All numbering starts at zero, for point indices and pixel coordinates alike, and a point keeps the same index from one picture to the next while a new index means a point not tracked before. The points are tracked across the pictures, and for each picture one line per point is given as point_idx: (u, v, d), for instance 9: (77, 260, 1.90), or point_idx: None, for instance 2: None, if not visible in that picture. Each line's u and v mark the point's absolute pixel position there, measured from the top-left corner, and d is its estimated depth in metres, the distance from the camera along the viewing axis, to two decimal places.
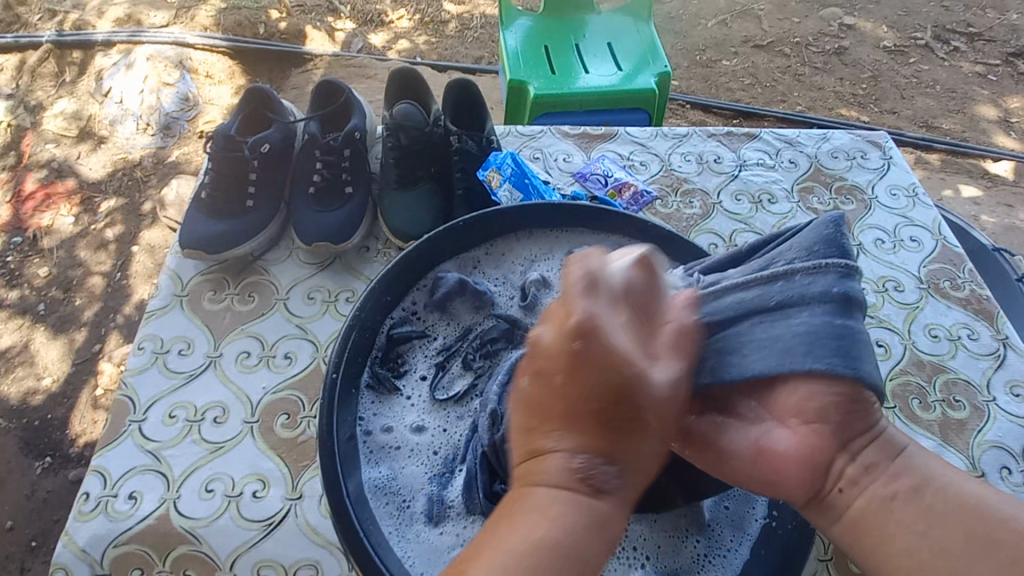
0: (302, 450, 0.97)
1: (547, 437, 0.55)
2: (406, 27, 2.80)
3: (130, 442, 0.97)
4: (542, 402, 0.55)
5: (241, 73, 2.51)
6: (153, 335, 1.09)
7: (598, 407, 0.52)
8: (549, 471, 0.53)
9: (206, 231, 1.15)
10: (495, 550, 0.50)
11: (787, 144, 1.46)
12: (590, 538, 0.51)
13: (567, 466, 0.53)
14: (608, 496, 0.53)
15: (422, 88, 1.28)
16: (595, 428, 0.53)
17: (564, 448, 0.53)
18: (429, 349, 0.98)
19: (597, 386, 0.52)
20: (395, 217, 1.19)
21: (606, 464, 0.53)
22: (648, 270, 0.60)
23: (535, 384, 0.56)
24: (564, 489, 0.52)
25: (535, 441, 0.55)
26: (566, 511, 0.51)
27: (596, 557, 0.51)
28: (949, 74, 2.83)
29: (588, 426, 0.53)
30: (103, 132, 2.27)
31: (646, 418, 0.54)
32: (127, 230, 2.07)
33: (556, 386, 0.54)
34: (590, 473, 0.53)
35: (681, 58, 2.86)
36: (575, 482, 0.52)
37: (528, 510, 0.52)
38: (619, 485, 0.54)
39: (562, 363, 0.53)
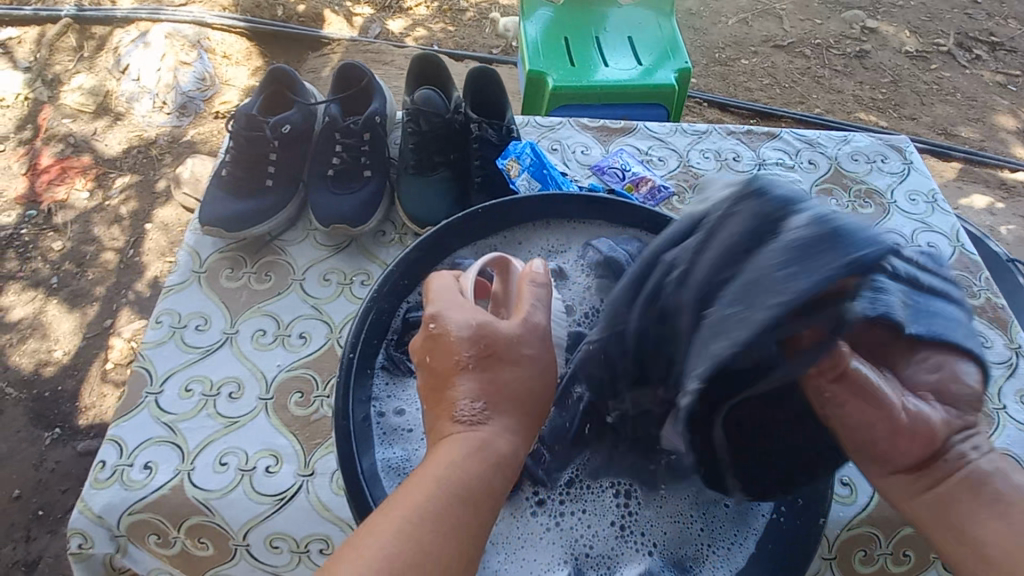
0: (315, 428, 0.98)
1: (437, 403, 0.63)
2: (424, 14, 2.79)
3: (146, 413, 0.99)
4: (428, 380, 0.64)
5: (258, 55, 2.51)
6: (171, 309, 1.10)
7: (461, 359, 0.62)
8: (451, 422, 0.61)
9: (226, 209, 1.16)
10: (402, 496, 0.56)
11: (807, 145, 1.45)
12: (474, 462, 0.58)
13: (450, 419, 0.61)
14: (485, 426, 0.61)
15: (443, 75, 1.28)
16: (478, 378, 0.62)
17: (464, 397, 0.62)
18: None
19: (473, 345, 0.63)
20: (413, 203, 1.19)
21: (478, 403, 0.62)
22: (504, 271, 0.75)
23: (427, 365, 0.64)
24: (457, 436, 0.60)
25: (440, 410, 0.62)
26: (467, 456, 0.58)
27: (488, 483, 0.58)
28: (971, 82, 2.80)
29: (474, 374, 0.62)
30: (120, 108, 2.28)
31: (506, 356, 0.63)
32: (141, 207, 2.08)
33: (430, 362, 0.64)
34: (467, 416, 0.61)
35: (700, 55, 2.84)
36: (460, 425, 0.61)
37: (437, 458, 0.58)
38: (499, 419, 0.62)
39: (440, 333, 0.64)
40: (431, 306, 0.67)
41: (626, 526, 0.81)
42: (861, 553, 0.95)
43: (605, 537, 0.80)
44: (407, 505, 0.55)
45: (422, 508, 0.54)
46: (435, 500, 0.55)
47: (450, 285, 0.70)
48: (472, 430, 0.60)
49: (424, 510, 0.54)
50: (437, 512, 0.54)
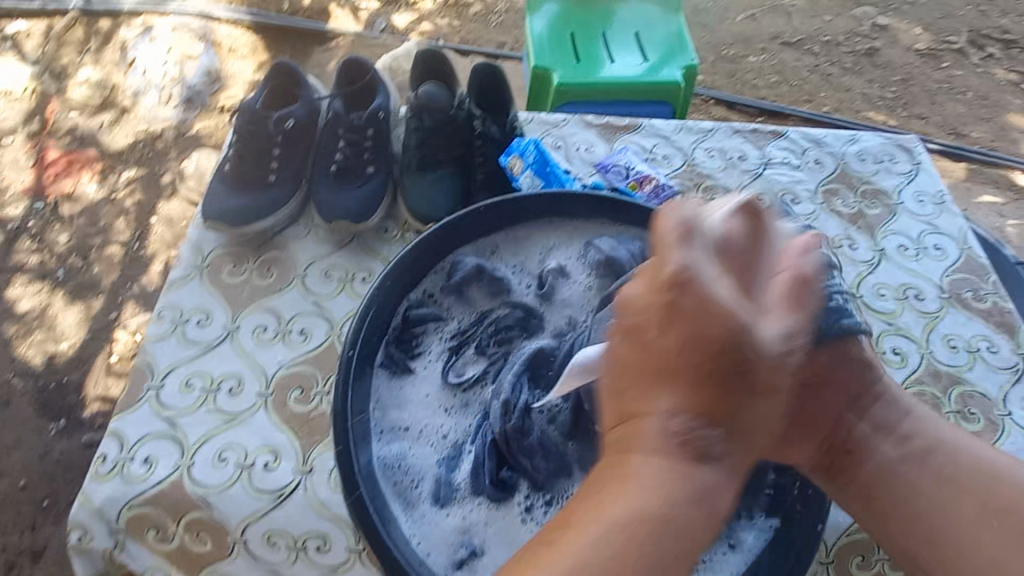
0: (314, 425, 0.98)
1: (633, 408, 0.61)
2: (430, 9, 2.77)
3: (147, 407, 0.99)
4: (630, 361, 0.61)
5: (263, 48, 2.50)
6: (173, 304, 1.10)
7: (688, 359, 0.58)
8: (649, 427, 0.60)
9: (228, 204, 1.16)
10: (608, 516, 0.57)
11: (814, 144, 1.43)
12: (687, 502, 0.58)
13: (663, 432, 0.59)
14: (707, 457, 0.60)
15: (447, 71, 1.27)
16: (696, 390, 0.59)
17: (660, 412, 0.59)
18: (442, 332, 0.97)
19: (717, 345, 0.57)
20: (414, 200, 1.19)
21: (697, 422, 0.59)
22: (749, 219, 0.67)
23: (627, 344, 0.61)
24: (662, 454, 0.59)
25: (636, 404, 0.61)
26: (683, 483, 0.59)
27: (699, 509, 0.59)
28: (982, 81, 2.76)
29: (701, 389, 0.59)
30: (126, 102, 2.29)
31: (756, 374, 0.58)
32: (146, 201, 2.09)
33: (650, 343, 0.60)
34: (681, 433, 0.59)
35: (708, 52, 2.81)
36: (675, 442, 0.59)
37: (635, 457, 0.60)
38: (723, 447, 0.61)
39: (665, 312, 0.58)
40: (651, 268, 0.61)
41: None
42: (860, 559, 0.94)
43: None
44: (622, 514, 0.57)
45: (626, 533, 0.56)
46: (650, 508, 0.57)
47: (682, 227, 0.60)
48: (687, 452, 0.60)
49: (629, 536, 0.56)
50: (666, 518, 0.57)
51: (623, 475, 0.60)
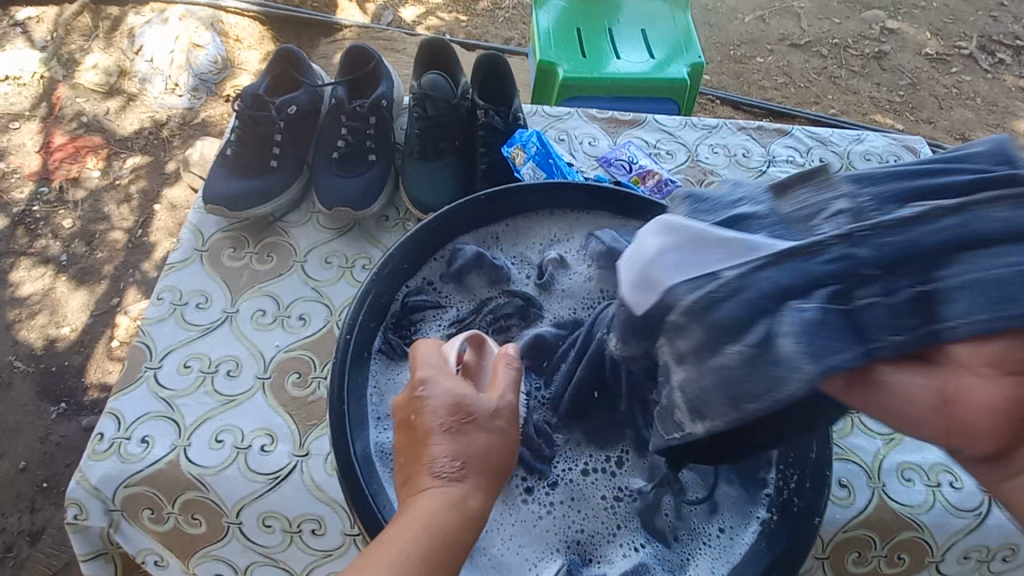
0: (311, 409, 0.99)
1: (412, 462, 0.56)
2: (438, 2, 2.77)
3: (145, 387, 0.99)
4: (406, 439, 0.58)
5: (271, 39, 2.51)
6: (173, 286, 1.10)
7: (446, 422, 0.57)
8: (429, 477, 0.55)
9: (230, 188, 1.16)
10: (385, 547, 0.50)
11: (819, 143, 1.43)
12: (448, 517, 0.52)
13: (429, 473, 0.55)
14: (456, 484, 0.54)
15: (451, 60, 1.27)
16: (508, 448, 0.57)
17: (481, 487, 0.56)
18: (440, 320, 0.97)
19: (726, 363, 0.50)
20: (417, 189, 1.19)
21: (446, 461, 0.55)
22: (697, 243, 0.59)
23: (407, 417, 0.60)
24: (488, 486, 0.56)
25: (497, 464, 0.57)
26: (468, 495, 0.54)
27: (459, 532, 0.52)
28: (991, 87, 2.74)
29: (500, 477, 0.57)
30: (133, 89, 2.29)
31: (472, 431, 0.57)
32: (150, 188, 2.09)
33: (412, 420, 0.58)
34: (446, 472, 0.55)
35: (715, 52, 2.80)
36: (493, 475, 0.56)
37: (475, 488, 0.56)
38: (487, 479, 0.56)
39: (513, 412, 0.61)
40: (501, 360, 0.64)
41: (619, 503, 0.82)
42: (855, 554, 0.94)
43: (597, 512, 0.81)
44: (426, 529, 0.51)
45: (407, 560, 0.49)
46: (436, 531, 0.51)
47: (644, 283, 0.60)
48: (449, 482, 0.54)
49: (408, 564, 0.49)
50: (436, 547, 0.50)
51: (404, 510, 0.53)
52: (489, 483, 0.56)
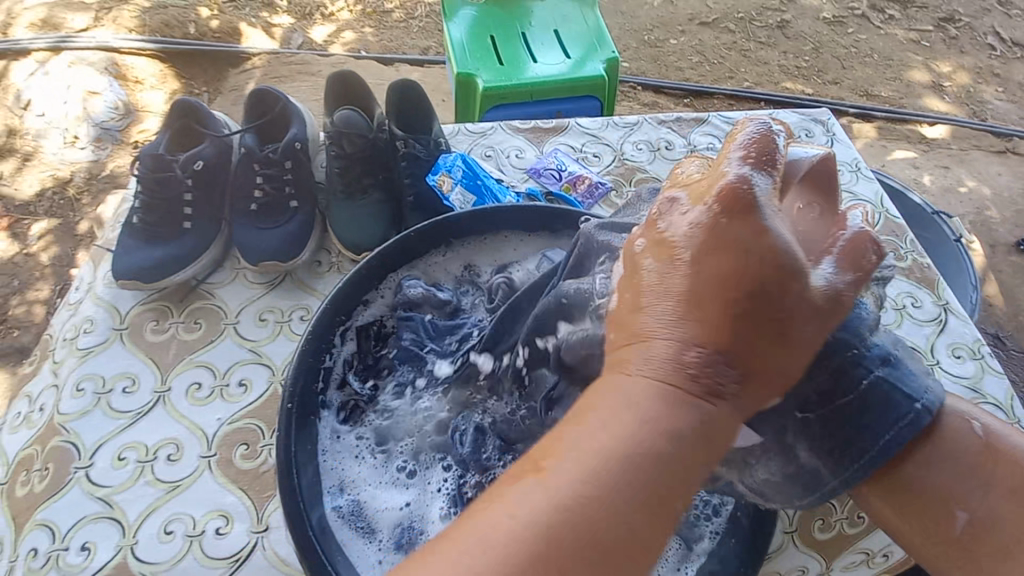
0: (265, 480, 0.94)
1: (626, 341, 0.48)
2: (348, 19, 2.94)
3: (77, 489, 0.92)
4: (624, 324, 0.49)
5: (174, 77, 2.55)
6: (93, 374, 1.02)
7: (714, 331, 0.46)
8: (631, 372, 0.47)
9: (139, 258, 1.08)
10: (567, 444, 0.44)
11: (735, 127, 1.47)
12: (661, 431, 0.44)
13: (674, 369, 0.46)
14: (723, 400, 0.46)
15: (362, 91, 1.22)
16: (719, 320, 0.46)
17: (677, 337, 0.47)
18: (416, 372, 0.93)
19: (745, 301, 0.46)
20: (346, 230, 1.15)
21: (721, 364, 0.46)
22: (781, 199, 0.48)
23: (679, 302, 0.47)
24: (666, 386, 0.46)
25: (627, 334, 0.48)
26: (658, 410, 0.45)
27: (675, 474, 0.44)
28: (886, 42, 3.27)
29: (713, 321, 0.46)
30: (27, 147, 2.27)
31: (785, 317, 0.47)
32: (64, 252, 2.10)
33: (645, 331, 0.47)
34: (702, 375, 0.46)
35: (631, 40, 3.19)
36: (685, 379, 0.46)
37: (611, 408, 0.45)
38: (738, 393, 0.47)
39: (677, 250, 0.48)
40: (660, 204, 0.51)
41: None
42: (818, 522, 0.98)
43: None
44: (563, 485, 0.42)
45: (606, 472, 0.42)
46: (634, 456, 0.43)
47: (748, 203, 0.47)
48: (696, 393, 0.46)
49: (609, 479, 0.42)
50: (619, 493, 0.42)
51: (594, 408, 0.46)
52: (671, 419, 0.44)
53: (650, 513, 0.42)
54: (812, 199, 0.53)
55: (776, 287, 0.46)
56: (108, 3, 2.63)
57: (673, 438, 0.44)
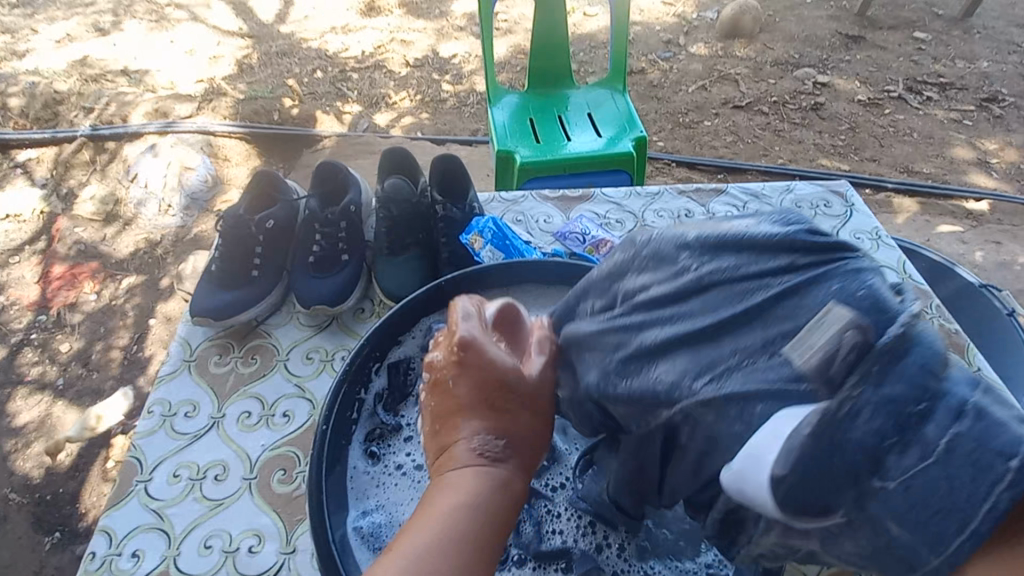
0: (297, 504, 1.02)
1: (447, 433, 0.65)
2: (409, 106, 3.33)
3: (135, 501, 1.02)
4: (442, 405, 0.66)
5: (255, 156, 2.93)
6: (162, 399, 1.16)
7: (473, 395, 0.64)
8: (460, 461, 0.62)
9: (213, 300, 1.25)
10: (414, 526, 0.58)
11: (753, 198, 1.55)
12: (493, 499, 0.60)
13: (466, 451, 0.63)
14: (502, 465, 0.62)
15: (410, 164, 1.40)
16: (489, 412, 0.64)
17: (472, 431, 0.63)
18: None
19: (493, 383, 0.65)
20: (387, 280, 1.29)
21: (497, 441, 0.63)
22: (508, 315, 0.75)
23: (443, 387, 0.67)
24: (474, 466, 0.62)
25: (446, 435, 0.65)
26: (473, 487, 0.60)
27: (495, 513, 0.59)
28: (924, 122, 3.33)
29: (490, 413, 0.64)
30: (129, 213, 2.65)
31: (520, 395, 0.65)
32: (145, 303, 2.36)
33: (448, 391, 0.66)
34: (487, 450, 0.63)
35: (667, 122, 3.41)
36: (481, 460, 0.62)
37: (443, 490, 0.61)
38: (515, 458, 0.63)
39: (454, 369, 0.65)
40: (446, 338, 0.70)
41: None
42: None
43: None
44: (412, 551, 0.55)
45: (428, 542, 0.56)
46: (461, 518, 0.58)
47: (469, 311, 0.72)
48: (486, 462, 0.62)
49: (435, 542, 0.56)
50: (460, 542, 0.56)
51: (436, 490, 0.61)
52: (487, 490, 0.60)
53: (491, 536, 0.58)
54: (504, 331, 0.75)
55: (514, 381, 0.65)
56: (211, 97, 3.13)
57: (488, 503, 0.60)
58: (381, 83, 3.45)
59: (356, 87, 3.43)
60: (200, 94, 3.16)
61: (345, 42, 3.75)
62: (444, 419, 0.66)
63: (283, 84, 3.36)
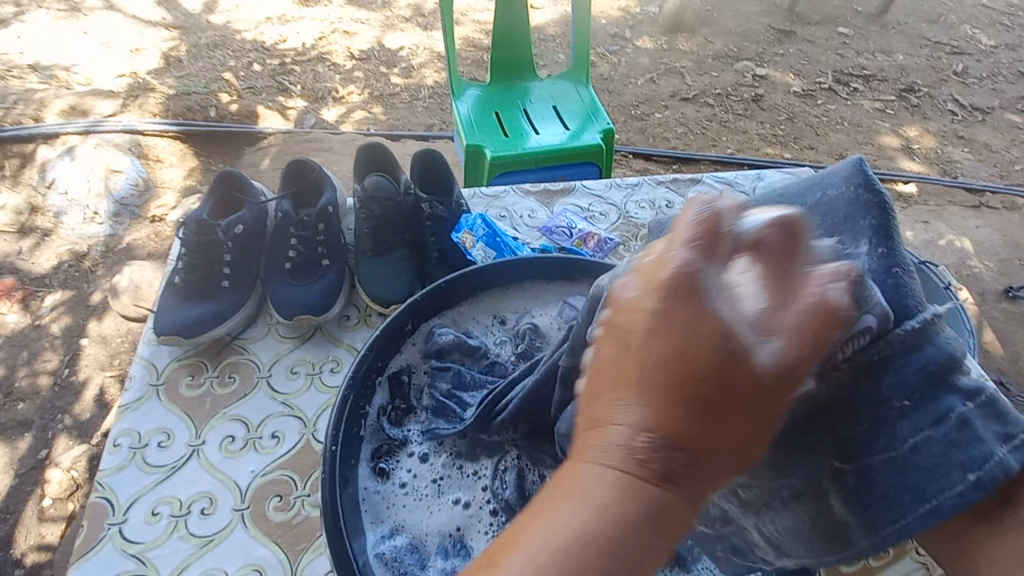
0: (299, 532, 0.94)
1: (601, 409, 0.44)
2: (358, 101, 3.19)
3: (110, 547, 0.91)
4: (612, 368, 0.45)
5: (192, 156, 2.72)
6: (130, 429, 1.04)
7: (666, 376, 0.42)
8: (620, 454, 0.43)
9: (179, 316, 1.14)
10: (535, 528, 0.42)
11: (728, 186, 1.59)
12: (655, 532, 0.42)
13: (630, 453, 0.42)
14: (677, 488, 0.43)
15: (389, 160, 1.33)
16: (674, 407, 0.42)
17: (626, 422, 0.43)
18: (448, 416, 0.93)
19: (698, 368, 0.42)
20: (374, 284, 1.21)
21: (681, 453, 0.42)
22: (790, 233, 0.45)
23: (612, 345, 0.45)
24: (636, 478, 0.42)
25: (599, 414, 0.44)
26: (615, 497, 0.42)
27: (647, 553, 0.41)
28: (853, 111, 3.56)
29: (661, 404, 0.42)
30: (49, 223, 2.39)
31: (739, 396, 0.43)
32: (75, 322, 2.13)
33: (631, 351, 0.44)
34: (655, 462, 0.42)
35: (620, 114, 3.46)
36: (639, 468, 0.42)
37: (584, 491, 0.42)
38: (693, 480, 0.43)
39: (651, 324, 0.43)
40: (651, 264, 0.45)
41: None
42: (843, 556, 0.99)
43: None
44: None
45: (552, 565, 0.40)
46: (594, 539, 0.41)
47: (708, 222, 0.44)
48: (652, 477, 0.42)
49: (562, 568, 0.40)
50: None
51: (575, 479, 0.43)
52: (640, 516, 0.41)
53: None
54: (765, 263, 0.45)
55: (737, 371, 0.42)
56: (136, 92, 2.87)
57: (647, 540, 0.41)
58: (325, 77, 3.29)
59: (299, 81, 3.24)
60: (123, 90, 2.89)
61: (282, 33, 3.54)
62: (603, 393, 0.45)
63: (217, 78, 3.14)
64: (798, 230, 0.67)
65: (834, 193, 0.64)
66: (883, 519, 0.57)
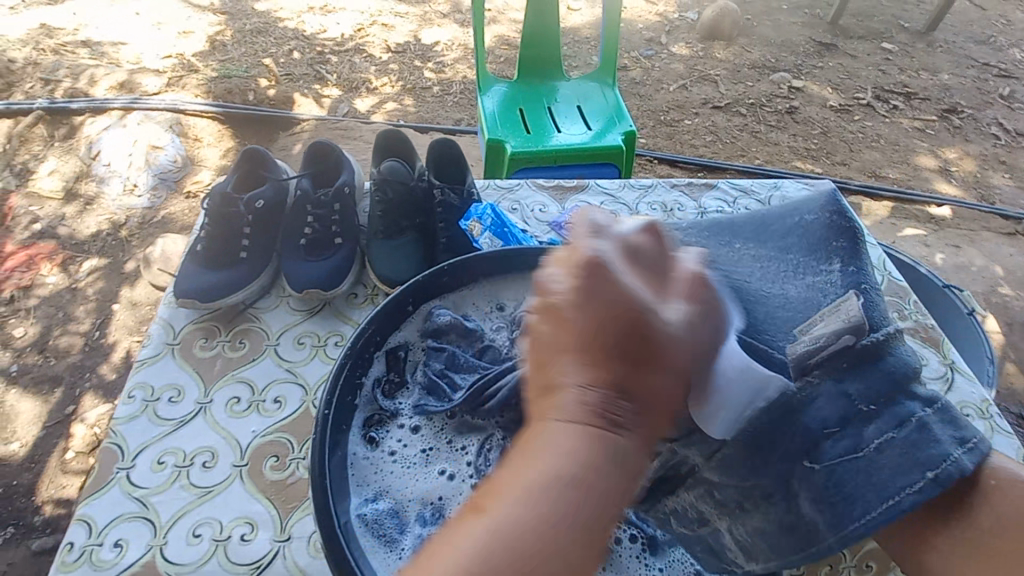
0: (291, 492, 0.98)
1: (545, 374, 0.55)
2: (391, 93, 3.26)
3: (117, 489, 0.97)
4: (545, 342, 0.55)
5: (229, 137, 2.81)
6: (144, 383, 1.11)
7: (587, 338, 0.52)
8: (565, 407, 0.52)
9: (199, 281, 1.20)
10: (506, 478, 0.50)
11: (742, 193, 1.59)
12: (611, 471, 0.50)
13: (575, 405, 0.52)
14: (624, 433, 0.51)
15: (407, 147, 1.38)
16: (600, 361, 0.53)
17: (575, 383, 0.53)
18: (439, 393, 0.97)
19: (620, 326, 0.52)
20: (383, 265, 1.26)
21: (620, 402, 0.52)
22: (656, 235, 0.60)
23: (550, 322, 0.55)
24: (585, 424, 0.51)
25: (547, 377, 0.54)
26: (574, 444, 0.50)
27: (608, 481, 0.49)
28: (891, 129, 3.47)
29: (596, 360, 0.53)
30: (91, 192, 2.51)
31: (655, 351, 0.53)
32: (109, 288, 2.25)
33: (556, 326, 0.54)
34: (606, 411, 0.52)
35: (649, 119, 3.45)
36: (593, 417, 0.51)
37: (540, 446, 0.51)
38: (636, 425, 0.52)
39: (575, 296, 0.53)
40: (565, 255, 0.56)
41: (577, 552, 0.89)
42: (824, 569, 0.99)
43: None
44: (507, 510, 0.48)
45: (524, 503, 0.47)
46: (558, 471, 0.49)
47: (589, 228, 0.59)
48: (602, 424, 0.51)
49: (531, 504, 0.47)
50: (562, 509, 0.47)
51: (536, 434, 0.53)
52: (596, 456, 0.50)
53: (594, 508, 0.48)
54: (640, 260, 0.57)
55: (644, 329, 0.52)
56: (181, 73, 3.00)
57: (606, 472, 0.49)
58: (361, 68, 3.37)
59: (335, 70, 3.33)
60: (169, 70, 3.02)
61: (324, 23, 3.64)
62: (545, 361, 0.55)
63: (259, 63, 3.24)
64: (780, 248, 0.78)
65: (811, 220, 0.78)
66: (851, 516, 0.60)
